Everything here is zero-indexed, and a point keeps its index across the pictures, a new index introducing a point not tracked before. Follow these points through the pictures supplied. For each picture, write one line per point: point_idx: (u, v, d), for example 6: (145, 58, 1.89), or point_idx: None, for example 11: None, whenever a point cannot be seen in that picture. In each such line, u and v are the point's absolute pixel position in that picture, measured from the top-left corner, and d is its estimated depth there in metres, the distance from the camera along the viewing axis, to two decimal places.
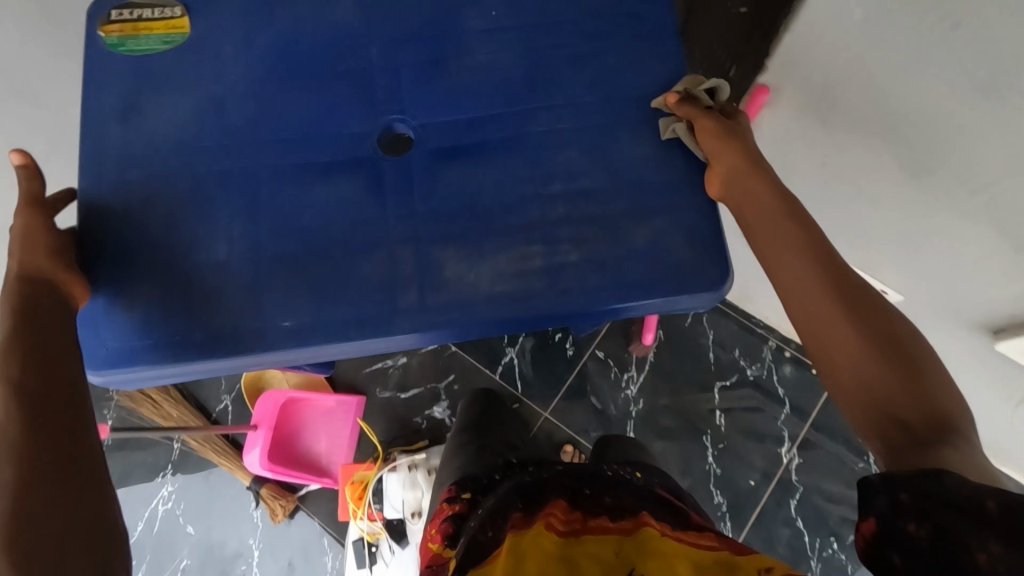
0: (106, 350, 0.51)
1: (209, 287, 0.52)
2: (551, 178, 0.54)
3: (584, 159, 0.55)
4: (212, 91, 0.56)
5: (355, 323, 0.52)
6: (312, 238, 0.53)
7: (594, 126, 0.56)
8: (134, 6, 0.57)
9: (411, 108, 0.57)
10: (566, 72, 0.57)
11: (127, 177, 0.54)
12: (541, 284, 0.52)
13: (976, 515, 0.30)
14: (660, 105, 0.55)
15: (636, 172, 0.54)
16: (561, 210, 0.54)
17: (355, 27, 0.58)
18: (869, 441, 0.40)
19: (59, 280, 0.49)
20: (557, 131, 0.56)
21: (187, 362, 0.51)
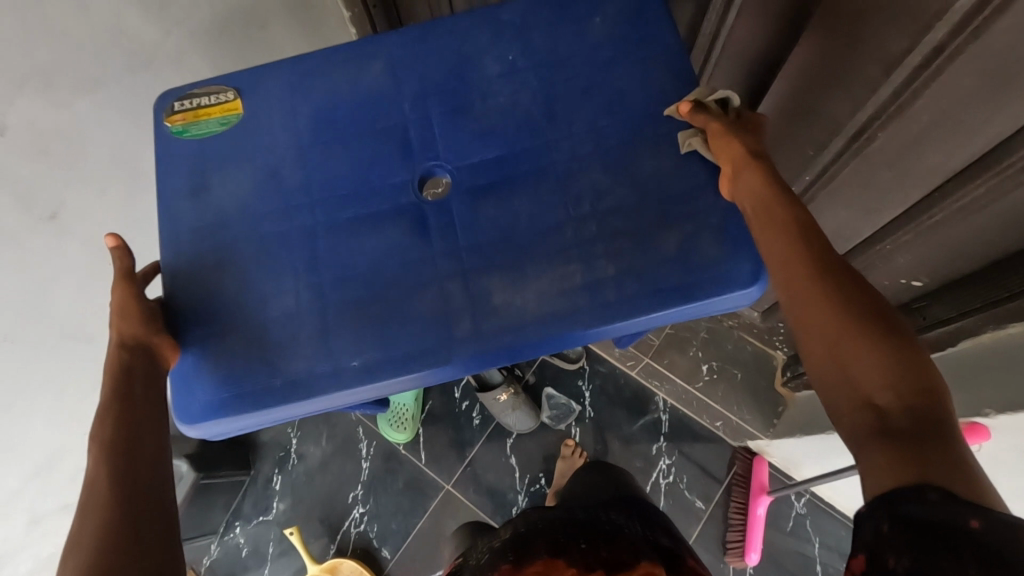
0: (199, 405, 0.56)
1: (284, 335, 0.57)
2: (580, 200, 0.59)
3: (610, 178, 0.59)
4: (266, 162, 0.62)
5: (418, 354, 0.56)
6: (370, 282, 0.59)
7: (616, 147, 0.60)
8: (193, 96, 0.64)
9: (444, 153, 0.62)
10: (583, 102, 0.61)
11: (204, 245, 0.60)
12: (585, 298, 0.56)
13: (961, 530, 0.33)
14: (672, 112, 0.59)
15: (660, 184, 0.58)
16: (593, 227, 0.58)
17: (386, 88, 0.64)
18: (841, 420, 0.44)
19: (152, 348, 0.55)
20: (580, 156, 0.60)
21: (264, 407, 0.55)
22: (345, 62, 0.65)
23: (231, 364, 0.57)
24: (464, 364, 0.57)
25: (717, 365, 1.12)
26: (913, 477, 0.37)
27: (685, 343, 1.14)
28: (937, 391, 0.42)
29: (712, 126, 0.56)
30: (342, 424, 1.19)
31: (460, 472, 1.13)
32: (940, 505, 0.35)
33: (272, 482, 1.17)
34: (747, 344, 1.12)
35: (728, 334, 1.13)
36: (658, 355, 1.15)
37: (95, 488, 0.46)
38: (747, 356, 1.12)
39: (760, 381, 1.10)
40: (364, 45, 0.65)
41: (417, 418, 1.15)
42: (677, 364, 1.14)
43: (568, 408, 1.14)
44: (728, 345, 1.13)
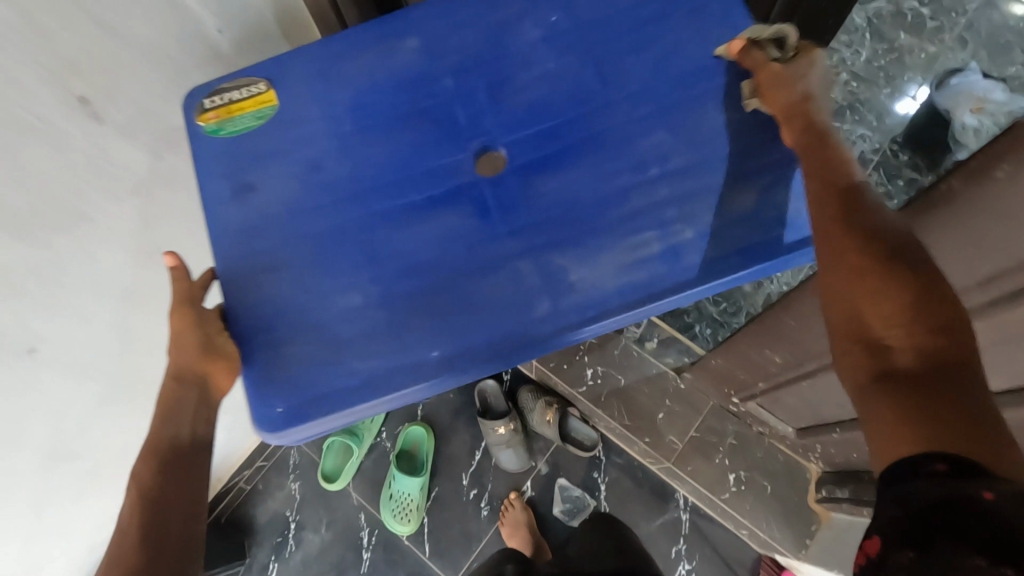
0: (278, 412, 0.54)
1: (353, 332, 0.55)
2: (646, 164, 0.56)
3: (674, 138, 0.56)
4: (309, 155, 0.59)
5: (496, 341, 0.54)
6: (434, 270, 0.56)
7: (677, 104, 0.57)
8: (222, 91, 0.61)
9: (494, 127, 0.59)
10: (634, 61, 0.59)
11: (256, 247, 0.57)
12: (662, 265, 0.54)
13: (971, 506, 0.29)
14: (723, 54, 0.57)
15: (730, 135, 0.56)
16: (665, 190, 0.55)
17: (423, 64, 0.61)
18: (846, 368, 0.40)
19: (205, 371, 0.52)
20: (639, 118, 0.57)
21: (326, 413, 0.54)
22: (377, 42, 0.61)
23: (292, 371, 0.55)
24: (543, 347, 0.55)
25: (745, 475, 1.10)
26: (920, 442, 0.34)
27: (711, 448, 1.12)
28: (962, 338, 0.37)
29: (763, 68, 0.53)
30: (344, 507, 1.19)
31: (465, 567, 1.15)
32: (945, 480, 0.31)
33: (268, 568, 1.17)
34: (779, 454, 1.10)
35: (758, 441, 1.11)
36: (682, 461, 1.12)
37: (127, 533, 0.47)
38: (778, 465, 1.10)
39: (792, 495, 1.08)
40: (395, 22, 0.62)
41: (422, 509, 1.16)
42: (702, 471, 1.11)
43: (582, 501, 1.16)
44: (758, 454, 1.10)
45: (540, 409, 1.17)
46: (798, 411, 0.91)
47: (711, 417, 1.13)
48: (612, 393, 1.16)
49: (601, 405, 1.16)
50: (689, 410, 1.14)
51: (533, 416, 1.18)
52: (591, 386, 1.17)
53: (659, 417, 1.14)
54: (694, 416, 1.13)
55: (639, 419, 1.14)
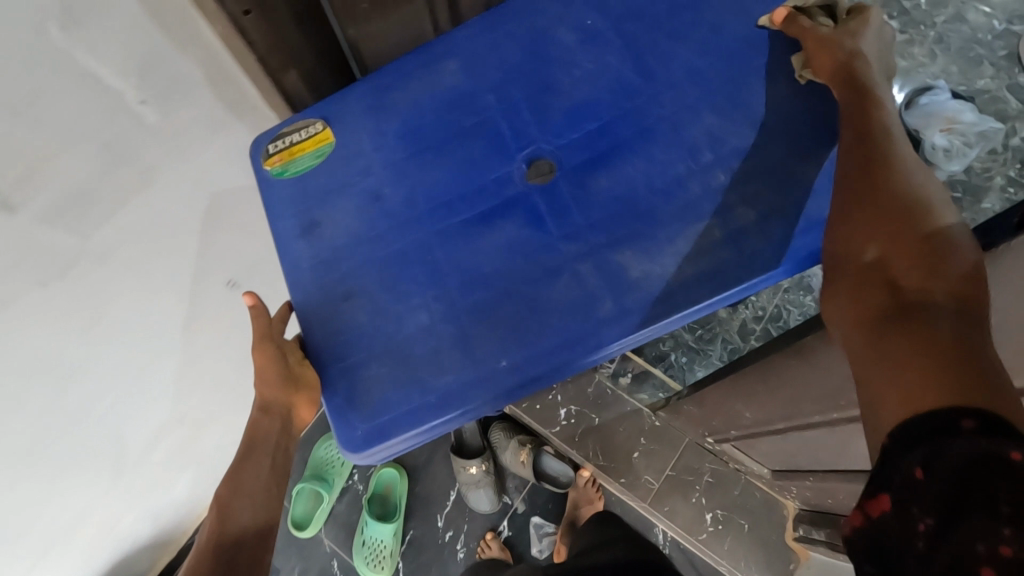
0: (360, 433, 0.56)
1: (425, 349, 0.57)
2: (699, 150, 0.55)
3: (727, 120, 0.55)
4: (368, 186, 0.62)
5: (565, 345, 0.54)
6: (497, 281, 0.57)
7: (726, 84, 0.55)
8: (284, 135, 0.65)
9: (541, 135, 0.60)
10: (676, 48, 0.57)
11: (326, 278, 0.60)
12: (728, 251, 0.52)
13: (1008, 471, 0.25)
14: (767, 23, 0.56)
15: (786, 109, 0.54)
16: (722, 174, 0.54)
17: (465, 84, 0.62)
18: (849, 314, 0.37)
19: (294, 403, 0.57)
20: (686, 105, 0.56)
21: (404, 430, 0.55)
22: (420, 69, 0.64)
23: (372, 392, 0.57)
24: (613, 349, 0.54)
25: (722, 514, 1.03)
26: (941, 391, 0.29)
27: (687, 487, 1.05)
28: (981, 289, 0.34)
29: (810, 32, 0.52)
30: (316, 557, 1.15)
31: None
32: (976, 435, 0.27)
33: None
34: (757, 490, 1.03)
35: (736, 479, 1.04)
36: (658, 501, 1.06)
37: (206, 552, 0.50)
38: (756, 503, 1.03)
39: (772, 533, 1.02)
40: (435, 49, 0.64)
41: (396, 555, 1.12)
42: (681, 513, 1.04)
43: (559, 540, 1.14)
44: (735, 492, 1.04)
45: (514, 450, 1.12)
46: (770, 455, 0.88)
47: (687, 454, 1.06)
48: (586, 433, 1.09)
49: (575, 444, 1.09)
50: (667, 449, 1.07)
51: (506, 455, 1.13)
52: (564, 426, 1.09)
53: (636, 456, 1.07)
54: (672, 454, 1.07)
55: (615, 460, 1.07)
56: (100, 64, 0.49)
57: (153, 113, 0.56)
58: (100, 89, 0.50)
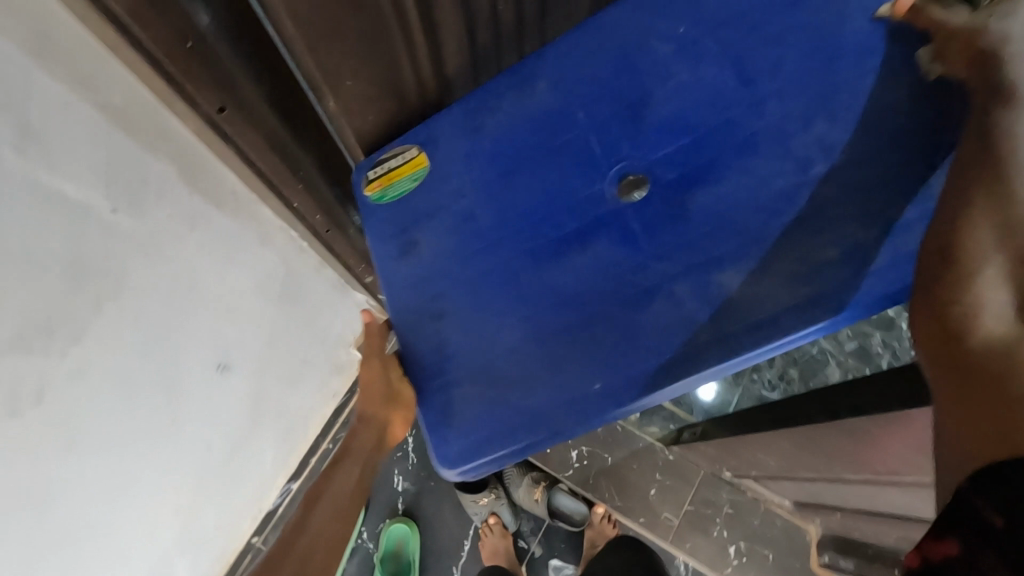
0: (455, 449, 0.58)
1: (517, 370, 0.57)
2: (810, 161, 0.52)
3: (841, 129, 0.52)
4: (462, 208, 0.64)
5: (661, 370, 0.53)
6: (589, 303, 0.56)
7: (837, 90, 0.53)
8: (383, 161, 0.69)
9: (634, 151, 0.59)
10: (779, 54, 0.55)
11: (424, 297, 0.63)
12: (845, 269, 0.49)
13: None
14: (886, 14, 0.52)
15: (909, 115, 0.50)
16: (835, 186, 0.51)
17: (556, 103, 0.63)
18: (937, 371, 0.39)
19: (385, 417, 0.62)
20: (791, 114, 0.53)
21: (496, 448, 0.56)
22: (512, 90, 0.65)
23: (464, 410, 0.58)
24: (713, 373, 0.52)
25: (746, 546, 1.16)
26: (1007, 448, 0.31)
27: (708, 522, 1.18)
28: None
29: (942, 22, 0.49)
30: None
31: None
32: None
33: None
34: (776, 519, 1.17)
35: (753, 508, 1.18)
36: (680, 539, 1.19)
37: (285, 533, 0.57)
38: (776, 530, 1.16)
39: (791, 559, 1.15)
40: (526, 69, 0.65)
41: None
42: (702, 546, 1.18)
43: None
44: (755, 522, 1.17)
45: (527, 487, 1.25)
46: (789, 487, 1.02)
47: (704, 488, 1.20)
48: (599, 473, 1.23)
49: (591, 486, 1.23)
50: (680, 483, 1.20)
51: (520, 491, 1.26)
52: (578, 467, 1.25)
53: (652, 492, 1.21)
54: (687, 489, 1.20)
55: (630, 499, 1.21)
56: (66, 183, 0.44)
57: (126, 220, 0.51)
58: (68, 208, 0.45)
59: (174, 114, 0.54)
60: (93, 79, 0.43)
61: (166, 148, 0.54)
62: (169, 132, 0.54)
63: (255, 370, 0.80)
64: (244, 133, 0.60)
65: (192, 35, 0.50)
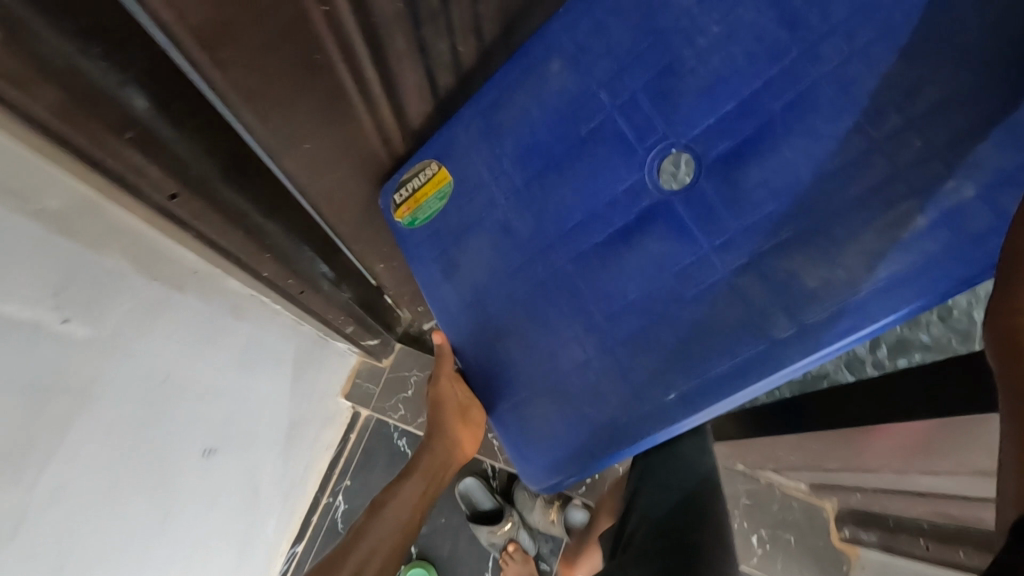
0: (539, 463, 0.61)
1: (587, 385, 0.57)
2: (879, 116, 0.47)
3: (916, 74, 0.46)
4: (496, 219, 0.60)
5: (738, 372, 0.51)
6: (650, 306, 0.54)
7: (908, 24, 0.46)
8: (405, 183, 0.64)
9: (671, 129, 0.53)
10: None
11: (481, 317, 0.61)
12: (940, 235, 0.45)
13: None
14: None
15: (994, 46, 0.44)
16: (916, 142, 0.46)
17: (576, 83, 0.57)
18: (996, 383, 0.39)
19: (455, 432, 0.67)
20: (854, 60, 0.47)
21: (576, 463, 0.59)
22: (522, 78, 0.58)
23: (544, 428, 0.60)
24: (797, 367, 0.50)
25: (769, 533, 1.06)
26: None
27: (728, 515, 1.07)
28: None
29: None
30: None
31: None
32: None
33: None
34: (795, 501, 1.07)
35: (770, 494, 1.08)
36: None
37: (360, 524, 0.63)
38: (797, 513, 1.06)
39: (817, 540, 1.05)
40: (532, 49, 0.58)
41: None
42: None
43: None
44: (775, 507, 1.07)
45: (542, 507, 1.13)
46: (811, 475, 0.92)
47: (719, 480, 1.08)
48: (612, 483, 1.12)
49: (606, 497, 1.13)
50: None
51: (534, 514, 1.14)
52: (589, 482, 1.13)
53: None
54: None
55: None
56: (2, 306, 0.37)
57: (82, 328, 0.45)
58: (13, 332, 0.39)
59: (119, 202, 0.43)
60: (26, 190, 0.35)
61: (121, 240, 0.45)
62: (120, 226, 0.44)
63: (235, 450, 0.77)
64: (201, 214, 0.48)
65: (134, 121, 0.38)
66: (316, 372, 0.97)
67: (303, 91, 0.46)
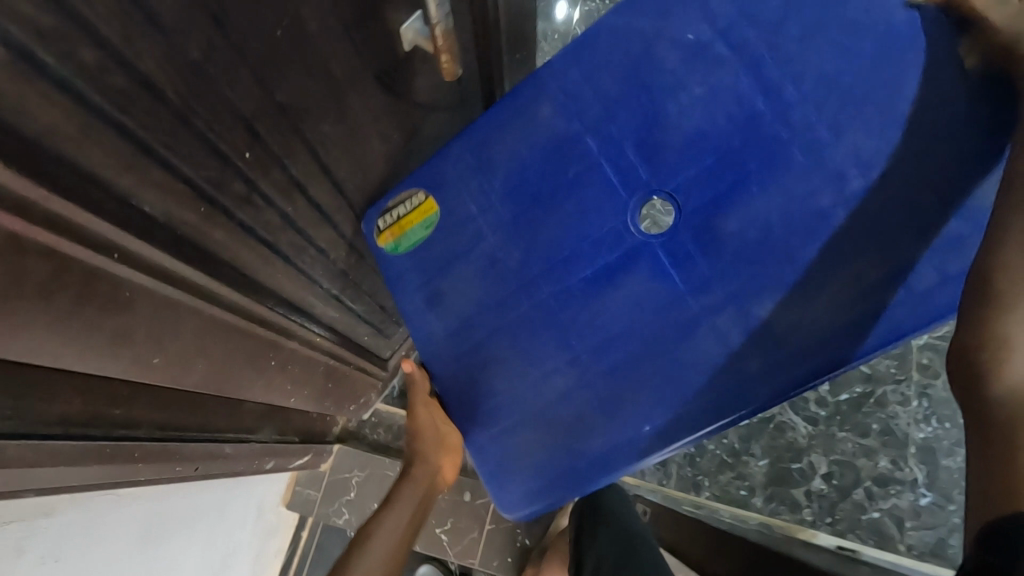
0: (517, 492, 0.62)
1: (569, 414, 0.59)
2: (845, 176, 0.51)
3: (878, 139, 0.50)
4: (483, 252, 0.62)
5: (714, 407, 0.54)
6: (631, 341, 0.57)
7: (870, 95, 0.50)
8: (390, 209, 0.65)
9: (654, 177, 0.56)
10: (813, 54, 0.51)
11: (462, 348, 0.63)
12: (898, 290, 0.50)
13: None
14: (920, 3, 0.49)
15: (943, 112, 0.48)
16: (875, 202, 0.50)
17: (563, 126, 0.59)
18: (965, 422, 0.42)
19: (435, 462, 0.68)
20: (821, 124, 0.51)
21: (555, 493, 0.61)
22: (511, 117, 0.60)
23: (525, 457, 0.61)
24: (767, 403, 0.53)
25: None
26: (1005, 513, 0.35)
27: None
28: None
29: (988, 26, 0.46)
30: None
31: None
32: None
33: None
34: None
35: None
36: None
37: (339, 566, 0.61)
38: None
39: None
40: (522, 91, 0.60)
41: None
42: None
43: None
44: None
45: None
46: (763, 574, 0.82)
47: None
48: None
49: None
50: None
51: None
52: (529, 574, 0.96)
53: None
54: None
55: None
56: None
57: None
58: None
59: None
60: None
61: None
62: None
63: None
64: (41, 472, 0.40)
65: None
66: (245, 498, 0.88)
67: (166, 305, 0.38)
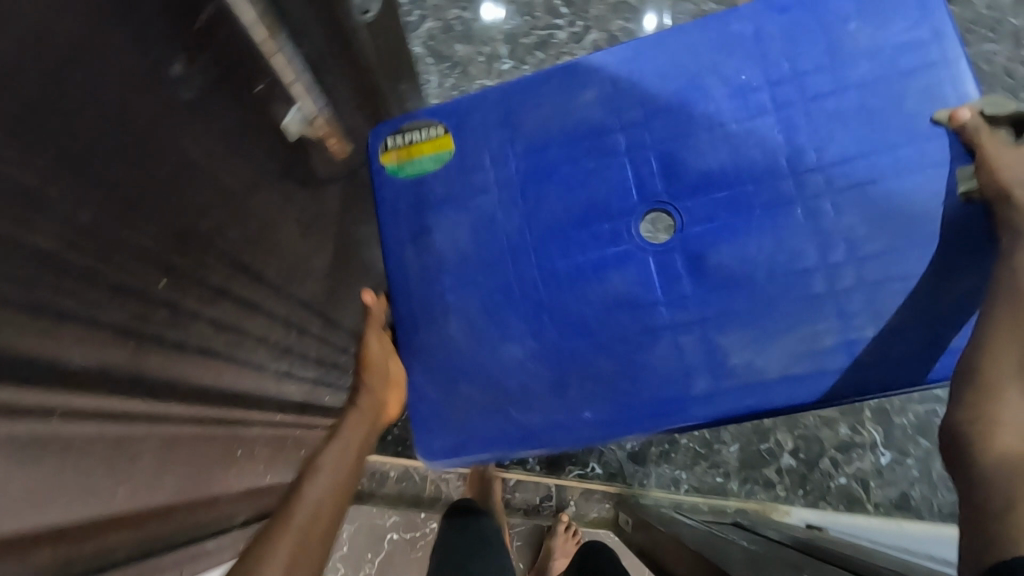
0: (440, 443, 0.59)
1: (515, 384, 0.57)
2: (829, 246, 0.52)
3: (867, 220, 0.52)
4: (461, 247, 0.60)
5: (656, 415, 0.55)
6: (596, 333, 0.56)
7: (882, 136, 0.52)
8: (406, 131, 0.63)
9: (673, 188, 0.56)
10: (827, 116, 0.53)
11: (415, 333, 0.61)
12: (834, 324, 0.52)
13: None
14: (943, 119, 0.51)
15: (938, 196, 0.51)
16: (852, 276, 0.52)
17: (599, 117, 0.58)
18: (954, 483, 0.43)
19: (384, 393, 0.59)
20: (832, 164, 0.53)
21: (481, 451, 0.58)
22: (555, 91, 0.59)
23: (461, 415, 0.59)
24: (706, 422, 0.54)
25: None
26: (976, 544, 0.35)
27: None
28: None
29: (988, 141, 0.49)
30: None
31: None
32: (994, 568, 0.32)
33: None
34: None
35: None
36: None
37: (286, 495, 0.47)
38: None
39: None
40: (575, 76, 0.59)
41: None
42: None
43: None
44: None
45: None
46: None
47: None
48: None
49: None
50: None
51: None
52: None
53: None
54: None
55: None
56: None
57: None
58: None
59: None
60: None
61: None
62: None
63: None
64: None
65: None
66: None
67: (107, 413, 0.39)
